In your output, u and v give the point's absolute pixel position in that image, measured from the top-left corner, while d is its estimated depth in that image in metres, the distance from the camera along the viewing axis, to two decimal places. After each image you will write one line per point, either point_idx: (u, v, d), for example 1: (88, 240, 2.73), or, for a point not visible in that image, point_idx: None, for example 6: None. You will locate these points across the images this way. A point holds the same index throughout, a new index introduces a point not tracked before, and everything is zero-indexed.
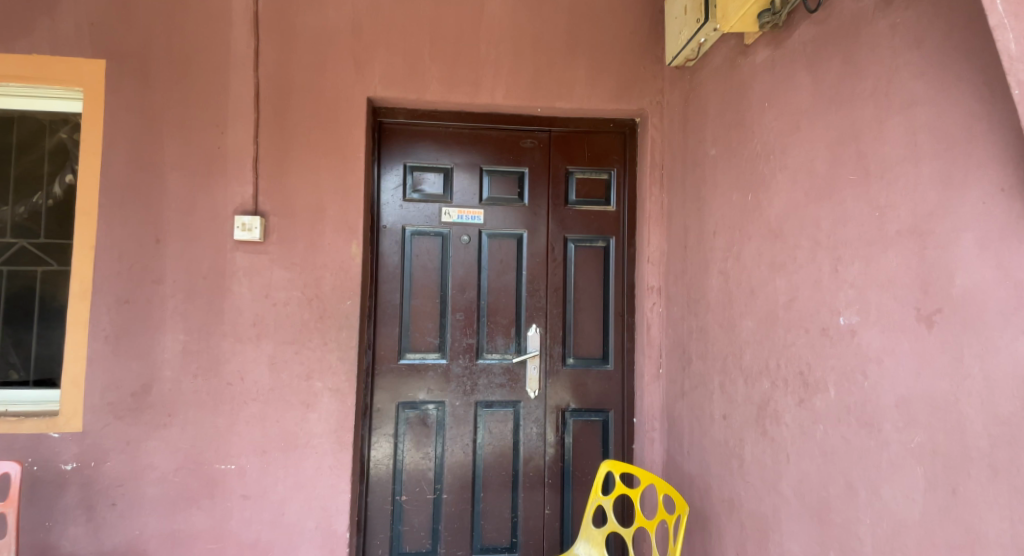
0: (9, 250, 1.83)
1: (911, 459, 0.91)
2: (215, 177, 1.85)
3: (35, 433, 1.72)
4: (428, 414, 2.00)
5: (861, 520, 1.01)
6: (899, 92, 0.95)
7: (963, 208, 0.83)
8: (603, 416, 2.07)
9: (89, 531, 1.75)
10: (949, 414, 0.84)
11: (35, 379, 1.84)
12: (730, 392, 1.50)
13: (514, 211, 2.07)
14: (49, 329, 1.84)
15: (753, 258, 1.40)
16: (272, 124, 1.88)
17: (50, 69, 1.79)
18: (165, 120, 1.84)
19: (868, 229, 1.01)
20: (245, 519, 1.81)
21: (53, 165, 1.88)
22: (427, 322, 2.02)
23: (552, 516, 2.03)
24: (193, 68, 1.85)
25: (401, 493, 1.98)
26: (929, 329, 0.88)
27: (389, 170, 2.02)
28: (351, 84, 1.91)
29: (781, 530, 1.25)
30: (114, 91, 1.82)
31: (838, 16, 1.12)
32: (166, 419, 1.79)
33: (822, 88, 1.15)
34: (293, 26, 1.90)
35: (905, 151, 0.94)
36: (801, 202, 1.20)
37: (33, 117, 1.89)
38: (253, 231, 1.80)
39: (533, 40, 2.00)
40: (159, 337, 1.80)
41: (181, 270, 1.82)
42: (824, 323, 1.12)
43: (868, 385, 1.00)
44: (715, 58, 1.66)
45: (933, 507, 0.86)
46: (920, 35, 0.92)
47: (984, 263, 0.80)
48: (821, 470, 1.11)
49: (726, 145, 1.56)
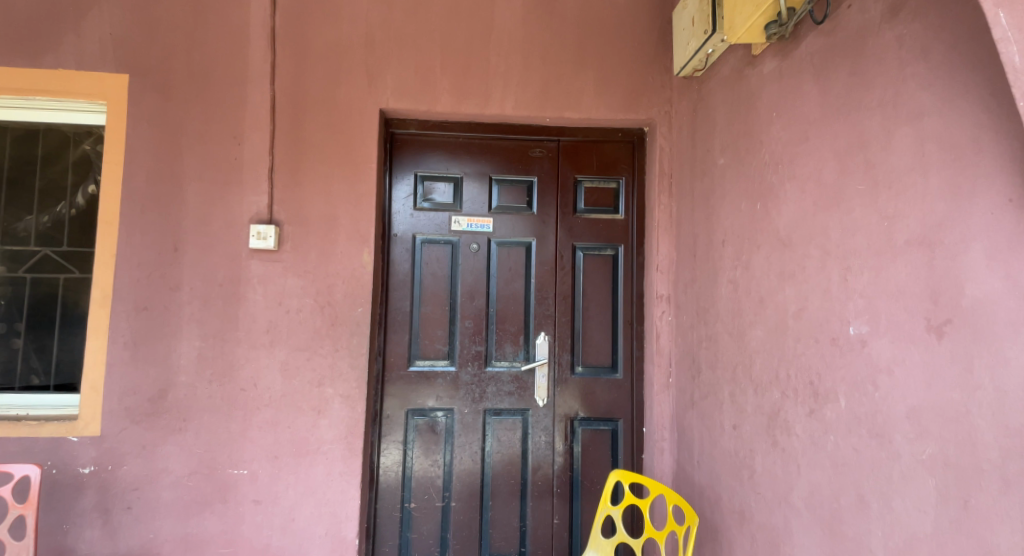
0: (34, 258, 1.89)
1: (922, 471, 0.90)
2: (232, 187, 1.89)
3: (55, 437, 1.76)
4: (437, 421, 2.01)
5: (872, 533, 1.00)
6: (907, 102, 0.96)
7: (971, 218, 0.83)
8: (612, 425, 2.07)
9: (105, 533, 1.78)
10: (960, 425, 0.83)
11: (55, 383, 1.89)
12: (740, 401, 1.49)
13: (522, 220, 2.09)
14: (70, 334, 1.90)
15: (762, 267, 1.40)
16: (287, 136, 1.92)
17: (76, 83, 1.86)
18: (185, 132, 1.89)
19: (877, 239, 1.01)
20: (256, 524, 1.83)
21: (76, 176, 1.95)
22: (435, 330, 2.04)
23: (560, 525, 2.02)
24: (212, 81, 1.91)
25: (411, 501, 1.98)
26: (940, 340, 0.87)
27: (400, 180, 2.05)
28: (364, 96, 1.95)
29: (793, 542, 1.23)
30: (136, 105, 1.88)
31: (845, 27, 1.12)
32: (181, 424, 1.83)
33: (830, 99, 1.16)
34: (308, 40, 1.95)
35: (913, 162, 0.94)
36: (810, 211, 1.20)
37: (58, 129, 1.95)
38: (268, 239, 1.84)
39: (543, 52, 2.03)
40: (176, 344, 1.84)
41: (198, 279, 1.86)
42: (834, 333, 1.12)
43: (878, 395, 0.99)
44: (723, 68, 1.67)
45: (945, 521, 0.85)
46: (927, 46, 0.92)
47: (993, 273, 0.79)
48: (832, 481, 1.10)
49: (734, 154, 1.56)
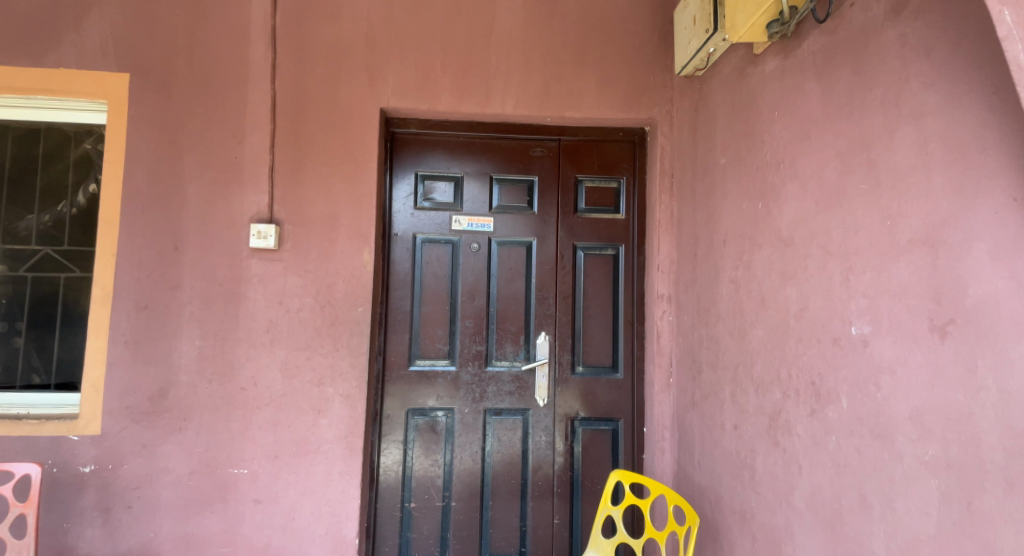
0: (35, 257, 1.89)
1: (925, 472, 0.89)
2: (233, 187, 1.89)
3: (56, 435, 1.76)
4: (437, 421, 2.01)
5: (874, 534, 0.99)
6: (910, 101, 0.95)
7: (975, 217, 0.82)
8: (612, 425, 2.06)
9: (105, 532, 1.78)
10: (963, 426, 0.83)
11: (56, 382, 1.89)
12: (741, 401, 1.49)
13: (523, 219, 2.08)
14: (70, 333, 1.89)
15: (763, 267, 1.40)
16: (288, 135, 1.92)
17: (77, 83, 1.85)
18: (185, 131, 1.89)
19: (879, 239, 1.00)
20: (256, 523, 1.83)
21: (77, 175, 1.95)
22: (436, 329, 2.03)
23: (561, 525, 2.02)
24: (213, 80, 1.91)
25: (411, 500, 1.98)
26: (943, 340, 0.87)
27: (400, 179, 2.05)
28: (365, 95, 1.95)
29: (794, 543, 1.23)
30: (136, 104, 1.88)
31: (847, 26, 1.12)
32: (181, 423, 1.83)
33: (833, 98, 1.15)
34: (309, 39, 1.95)
35: (916, 160, 0.93)
36: (811, 211, 1.20)
37: (59, 128, 1.95)
38: (268, 239, 1.84)
39: (544, 51, 2.02)
40: (176, 343, 1.84)
41: (198, 278, 1.86)
42: (836, 333, 1.11)
43: (881, 396, 0.99)
44: (724, 67, 1.67)
45: (947, 522, 0.85)
46: (931, 45, 0.91)
47: (997, 273, 0.79)
48: (834, 482, 1.10)
49: (735, 154, 1.56)
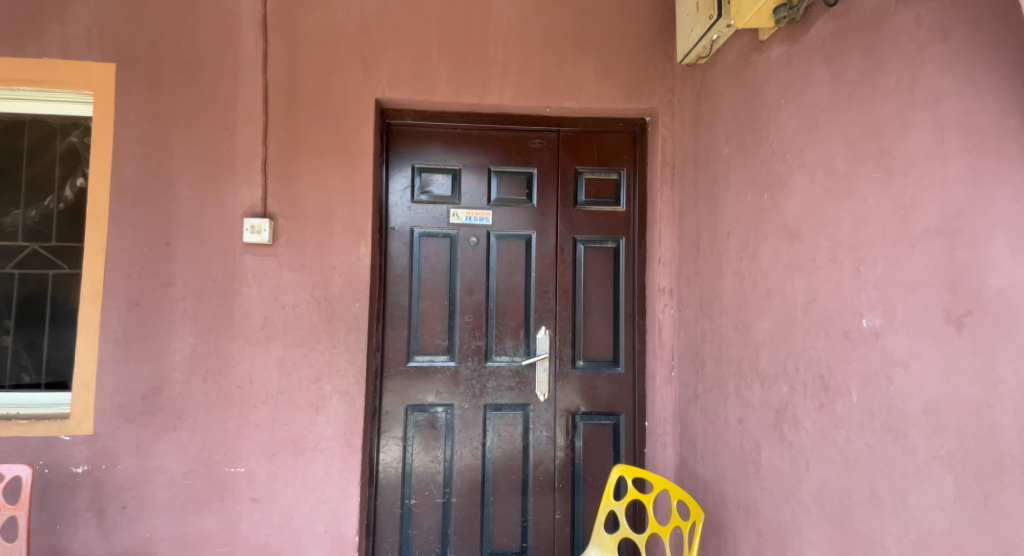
0: (21, 253, 1.84)
1: (940, 467, 0.87)
2: (225, 180, 1.84)
3: (47, 436, 1.72)
4: (437, 417, 1.98)
5: (886, 529, 0.98)
6: (925, 86, 0.92)
7: (994, 206, 0.80)
8: (613, 419, 2.04)
9: (100, 533, 1.75)
10: (980, 421, 0.81)
11: (46, 381, 1.84)
12: (745, 395, 1.48)
13: (522, 212, 2.05)
14: (60, 332, 1.85)
15: (769, 258, 1.37)
16: (280, 126, 1.87)
17: (61, 73, 1.80)
18: (175, 123, 1.84)
19: (892, 229, 0.98)
20: (254, 523, 1.80)
21: (64, 168, 1.89)
22: (434, 324, 2.00)
23: (562, 521, 2.00)
24: (202, 70, 1.85)
25: (411, 497, 1.96)
26: (960, 332, 0.85)
27: (396, 172, 2.01)
28: (359, 84, 1.90)
29: (801, 538, 1.21)
30: (123, 95, 1.82)
31: (858, 10, 1.09)
32: (175, 422, 1.79)
33: (842, 85, 1.12)
34: (301, 27, 1.89)
35: (932, 148, 0.90)
36: (820, 201, 1.18)
37: (44, 121, 1.89)
38: (262, 233, 1.80)
39: (542, 40, 1.98)
40: (169, 341, 1.80)
41: (191, 274, 1.82)
42: (845, 326, 1.09)
43: (893, 389, 0.97)
44: (727, 54, 1.64)
45: (963, 517, 0.83)
46: (947, 27, 0.89)
47: (1017, 263, 0.76)
48: (843, 477, 1.08)
49: (739, 144, 1.53)
